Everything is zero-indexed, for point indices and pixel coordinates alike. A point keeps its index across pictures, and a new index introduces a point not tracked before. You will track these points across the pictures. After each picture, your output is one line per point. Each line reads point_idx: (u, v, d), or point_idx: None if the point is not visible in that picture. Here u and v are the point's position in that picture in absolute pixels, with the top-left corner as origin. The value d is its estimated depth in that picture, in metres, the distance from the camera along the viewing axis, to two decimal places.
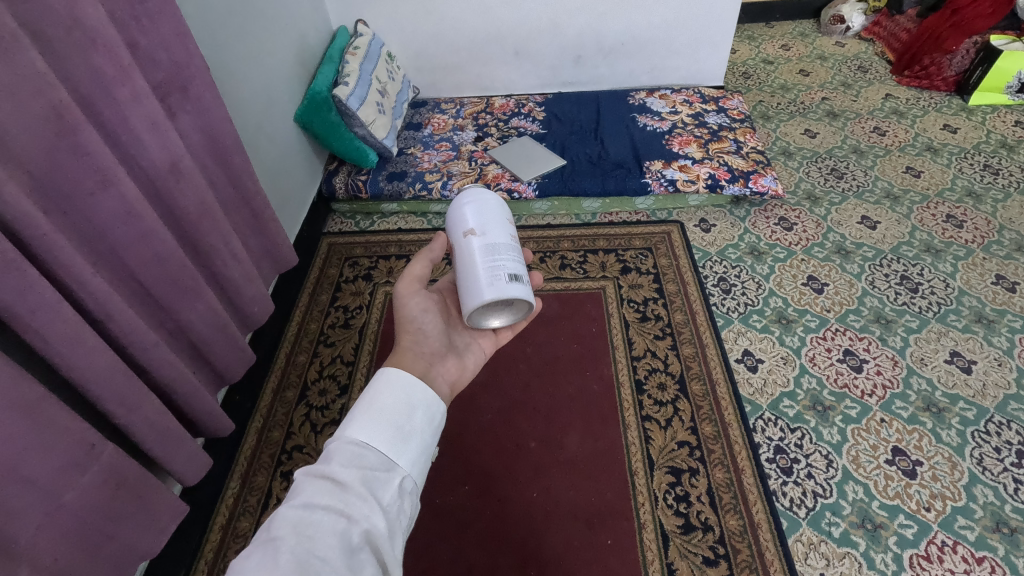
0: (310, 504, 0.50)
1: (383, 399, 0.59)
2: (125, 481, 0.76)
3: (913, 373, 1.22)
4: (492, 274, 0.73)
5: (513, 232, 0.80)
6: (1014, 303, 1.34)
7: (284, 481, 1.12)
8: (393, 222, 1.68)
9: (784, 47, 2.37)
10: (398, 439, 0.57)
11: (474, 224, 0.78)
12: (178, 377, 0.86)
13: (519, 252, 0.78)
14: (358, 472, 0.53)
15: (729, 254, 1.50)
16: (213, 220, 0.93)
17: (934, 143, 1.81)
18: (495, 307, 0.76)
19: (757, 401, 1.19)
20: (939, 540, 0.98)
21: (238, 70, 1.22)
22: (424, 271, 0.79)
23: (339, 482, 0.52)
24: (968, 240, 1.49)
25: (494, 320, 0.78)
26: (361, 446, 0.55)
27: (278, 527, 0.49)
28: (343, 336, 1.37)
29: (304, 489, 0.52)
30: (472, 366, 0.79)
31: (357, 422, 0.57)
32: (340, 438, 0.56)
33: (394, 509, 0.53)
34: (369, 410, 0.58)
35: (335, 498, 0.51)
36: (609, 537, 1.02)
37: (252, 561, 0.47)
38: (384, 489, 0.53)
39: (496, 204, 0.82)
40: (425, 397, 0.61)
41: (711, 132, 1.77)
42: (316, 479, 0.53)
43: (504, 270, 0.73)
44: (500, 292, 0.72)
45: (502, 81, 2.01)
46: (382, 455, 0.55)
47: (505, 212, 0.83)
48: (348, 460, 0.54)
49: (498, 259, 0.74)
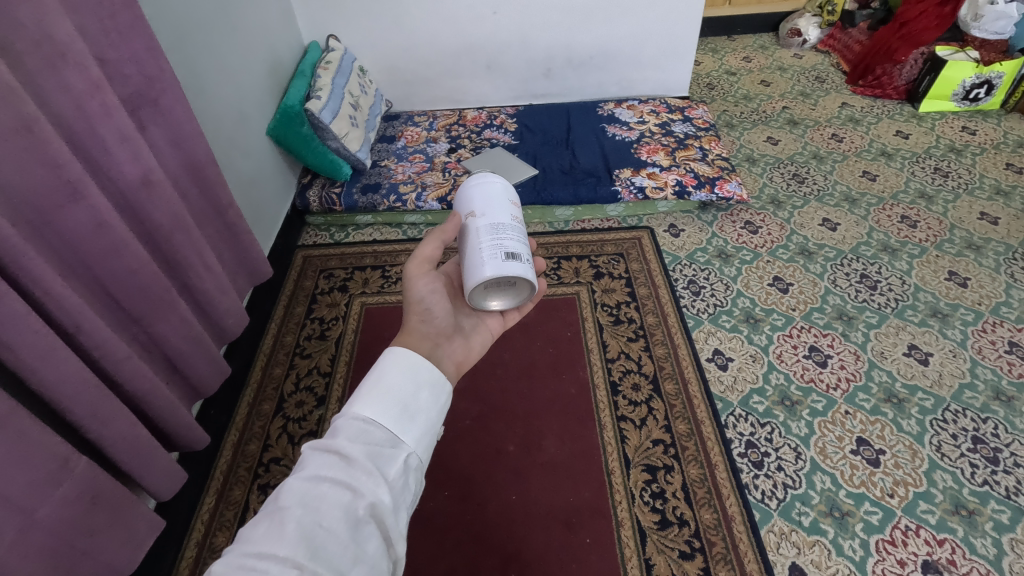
0: (316, 477, 0.51)
1: (389, 377, 0.59)
2: (100, 494, 0.75)
3: (874, 366, 1.27)
4: (494, 253, 0.74)
5: (519, 214, 0.82)
6: (966, 297, 1.40)
7: (261, 493, 1.12)
8: (368, 234, 1.69)
9: (746, 58, 2.46)
10: (404, 417, 0.57)
11: (482, 202, 0.80)
12: (153, 389, 0.86)
13: (525, 234, 0.80)
14: (365, 448, 0.54)
15: (698, 257, 1.55)
16: (185, 232, 0.93)
17: (888, 148, 1.90)
18: (495, 287, 0.78)
19: (727, 398, 1.23)
20: (902, 524, 1.02)
21: (210, 84, 1.23)
22: (437, 251, 0.78)
23: (346, 456, 0.53)
24: (922, 239, 1.56)
25: (493, 301, 0.80)
26: (368, 422, 0.56)
27: (285, 497, 0.50)
28: (319, 348, 1.37)
29: (311, 462, 0.52)
30: (475, 351, 0.80)
31: (364, 399, 0.57)
32: (346, 415, 0.57)
33: (399, 485, 0.54)
34: (375, 387, 0.58)
35: (341, 472, 0.52)
36: (589, 536, 1.03)
37: (260, 530, 0.48)
38: (389, 464, 0.54)
39: (506, 188, 0.84)
40: (431, 377, 0.62)
41: (677, 140, 1.82)
42: (323, 452, 0.53)
43: (507, 248, 0.75)
44: (501, 269, 0.74)
45: (474, 95, 2.05)
46: (388, 432, 0.56)
47: (513, 196, 0.85)
48: (355, 436, 0.55)
49: (503, 238, 0.76)
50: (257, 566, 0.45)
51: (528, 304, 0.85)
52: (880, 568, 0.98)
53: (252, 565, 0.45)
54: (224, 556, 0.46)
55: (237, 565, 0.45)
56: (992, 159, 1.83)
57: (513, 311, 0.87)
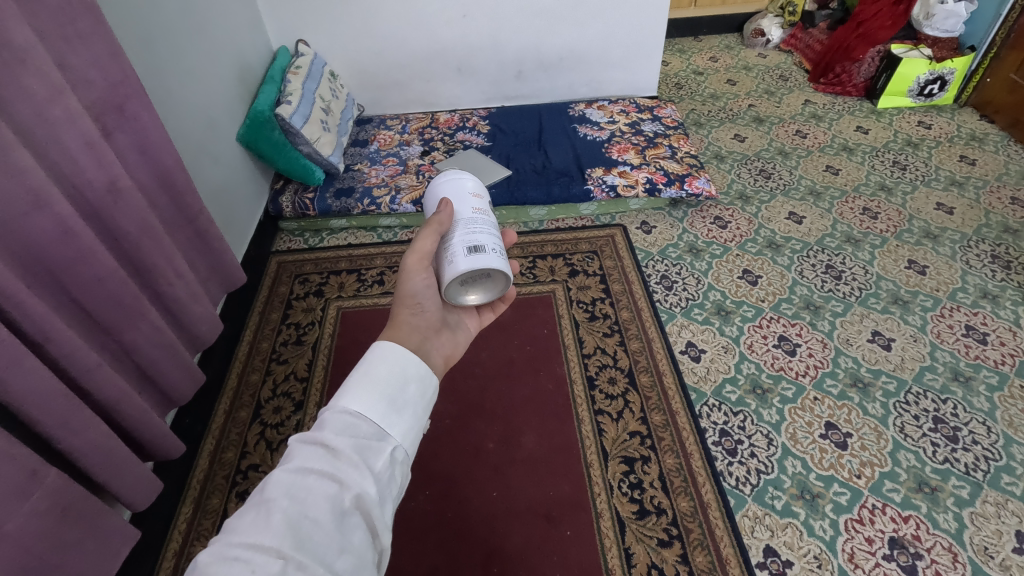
0: (303, 469, 0.51)
1: (376, 371, 0.60)
2: (71, 506, 0.74)
3: (841, 353, 1.31)
4: (461, 249, 0.76)
5: (484, 204, 0.83)
6: (925, 284, 1.46)
7: (240, 501, 1.11)
8: (343, 238, 1.68)
9: (712, 58, 2.52)
10: (390, 410, 0.58)
11: (442, 201, 0.81)
12: (125, 398, 0.85)
13: (492, 223, 0.81)
14: (352, 441, 0.54)
15: (670, 253, 1.58)
16: (154, 240, 0.93)
17: (849, 143, 1.96)
18: (471, 281, 0.79)
19: (701, 388, 1.26)
20: (869, 503, 1.06)
21: (177, 90, 1.22)
22: (434, 247, 0.77)
23: (332, 448, 0.53)
24: (883, 230, 1.62)
25: (472, 295, 0.81)
26: (355, 416, 0.56)
27: (271, 489, 0.50)
28: (296, 353, 1.37)
29: (297, 455, 0.53)
30: (460, 347, 0.80)
31: (352, 393, 0.58)
32: (334, 408, 0.57)
33: (385, 477, 0.54)
34: (362, 380, 0.59)
35: (327, 464, 0.52)
36: (569, 529, 1.05)
37: (246, 521, 0.48)
38: (375, 457, 0.55)
39: (467, 180, 0.85)
40: (418, 372, 0.62)
41: (647, 139, 1.86)
42: (308, 445, 0.54)
43: (474, 241, 0.76)
44: (470, 264, 0.74)
45: (446, 98, 2.05)
46: (375, 425, 0.57)
47: (477, 186, 0.85)
48: (342, 429, 0.55)
49: (468, 232, 0.77)
50: (241, 557, 0.45)
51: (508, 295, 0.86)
52: (849, 546, 1.01)
53: (236, 555, 0.45)
54: (209, 547, 0.46)
55: (223, 556, 0.45)
56: (947, 152, 1.90)
57: (492, 310, 0.89)
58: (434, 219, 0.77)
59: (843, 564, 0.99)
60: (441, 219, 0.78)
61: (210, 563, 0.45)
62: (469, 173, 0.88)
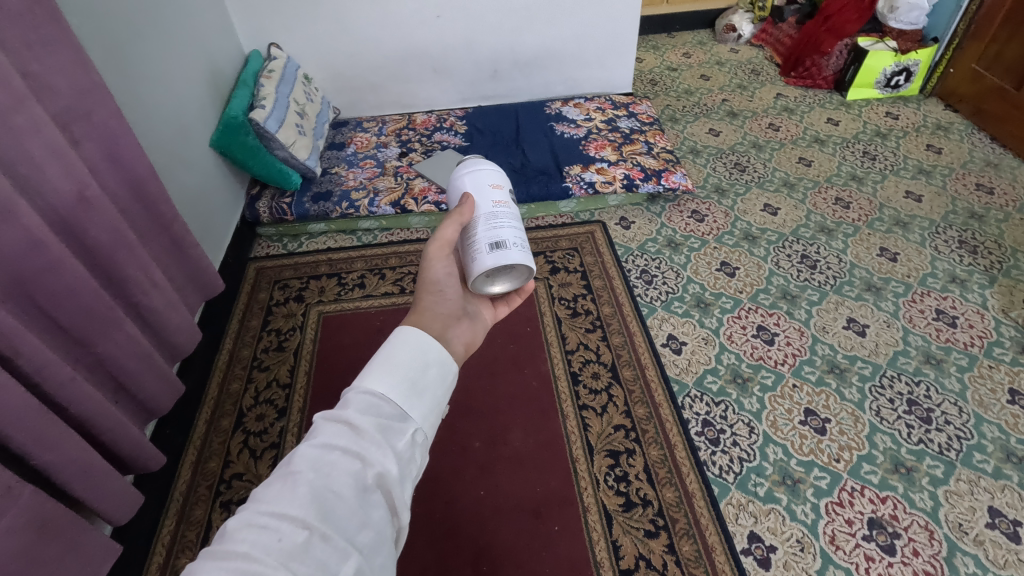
0: (328, 445, 0.52)
1: (399, 355, 0.60)
2: (50, 521, 0.73)
3: (817, 340, 1.34)
4: (485, 245, 0.77)
5: (506, 196, 0.83)
6: (896, 270, 1.50)
7: (225, 510, 1.09)
8: (322, 242, 1.67)
9: (686, 54, 2.55)
10: (412, 394, 0.58)
11: (463, 196, 0.82)
12: (102, 411, 0.83)
13: (514, 216, 0.82)
14: (374, 420, 0.55)
15: (649, 247, 1.60)
16: (128, 248, 0.92)
17: (821, 135, 2.00)
18: (496, 274, 0.81)
19: (683, 379, 1.27)
20: (849, 486, 1.09)
21: (147, 96, 1.20)
22: (457, 235, 0.79)
23: (355, 427, 0.54)
24: (855, 219, 1.66)
25: (497, 286, 0.82)
26: (378, 397, 0.57)
27: (298, 462, 0.51)
28: (277, 359, 1.35)
29: (322, 431, 0.53)
30: (479, 335, 0.79)
31: (374, 374, 0.58)
32: (357, 388, 0.57)
33: (406, 457, 0.55)
34: (385, 363, 0.59)
35: (351, 442, 0.53)
36: (556, 524, 1.05)
37: (273, 491, 0.49)
38: (397, 437, 0.55)
39: (489, 172, 0.86)
40: (439, 356, 0.62)
41: (623, 136, 1.87)
42: (333, 422, 0.54)
43: (496, 237, 0.78)
44: (494, 260, 0.76)
45: (423, 99, 2.05)
46: (396, 407, 0.57)
47: (496, 179, 0.85)
48: (365, 409, 0.56)
49: (491, 227, 0.78)
50: (269, 525, 0.46)
51: (529, 287, 0.87)
52: (830, 529, 1.03)
53: (264, 522, 0.46)
54: (238, 513, 0.48)
55: (251, 522, 0.46)
56: (914, 142, 1.95)
57: (504, 305, 0.88)
58: (457, 213, 0.79)
59: (824, 547, 1.01)
60: (464, 213, 0.79)
61: (239, 528, 0.46)
62: (491, 163, 0.88)
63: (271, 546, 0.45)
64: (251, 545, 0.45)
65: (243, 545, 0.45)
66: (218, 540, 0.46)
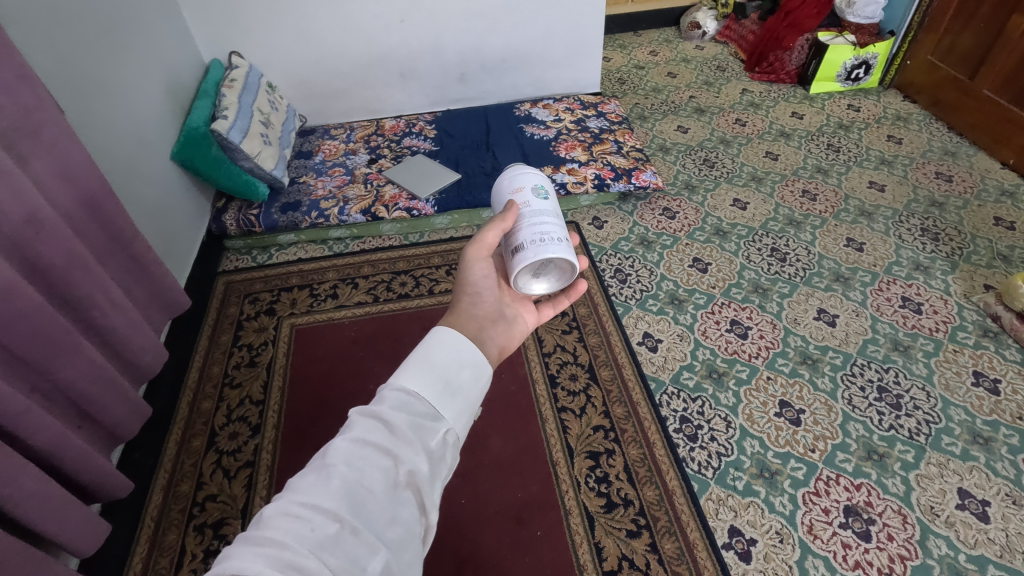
0: (361, 440, 0.52)
1: (435, 355, 0.60)
2: (7, 560, 0.69)
3: (790, 333, 1.36)
4: (528, 241, 0.76)
5: (527, 194, 0.82)
6: (863, 260, 1.53)
7: (198, 534, 1.06)
8: (292, 253, 1.64)
9: (652, 52, 2.57)
10: (445, 393, 0.58)
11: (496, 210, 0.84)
12: (61, 441, 0.80)
13: (554, 212, 0.82)
14: (408, 418, 0.55)
15: (622, 246, 1.61)
16: (85, 269, 0.89)
17: (786, 129, 2.04)
18: (538, 270, 0.79)
19: (660, 377, 1.28)
20: (824, 475, 1.10)
21: (101, 111, 1.17)
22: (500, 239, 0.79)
23: (389, 423, 0.54)
24: (822, 211, 1.69)
25: (542, 284, 0.81)
26: (411, 395, 0.57)
27: (332, 455, 0.51)
28: (250, 375, 1.32)
29: (357, 425, 0.53)
30: (516, 339, 0.79)
31: (408, 371, 0.58)
32: (391, 386, 0.57)
33: (438, 455, 0.55)
34: (421, 362, 0.59)
35: (384, 438, 0.52)
36: (539, 529, 1.05)
37: (307, 482, 0.49)
38: (429, 436, 0.55)
39: (524, 174, 0.86)
40: (473, 357, 0.62)
41: (593, 135, 1.88)
42: (367, 418, 0.54)
43: (520, 239, 0.77)
44: (537, 253, 0.75)
45: (391, 104, 2.03)
46: (430, 405, 0.57)
47: (519, 180, 0.85)
48: (398, 406, 0.56)
49: (532, 223, 0.78)
50: (302, 515, 0.46)
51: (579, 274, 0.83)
52: (808, 519, 1.05)
53: (297, 512, 0.46)
54: (274, 501, 0.48)
55: (286, 511, 0.47)
56: (876, 133, 1.99)
57: (546, 308, 0.88)
58: (501, 217, 0.78)
59: (803, 537, 1.03)
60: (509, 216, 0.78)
61: (274, 516, 0.46)
62: (524, 167, 0.88)
63: (303, 535, 0.45)
64: (284, 533, 0.45)
65: (276, 533, 0.45)
66: (254, 527, 0.47)
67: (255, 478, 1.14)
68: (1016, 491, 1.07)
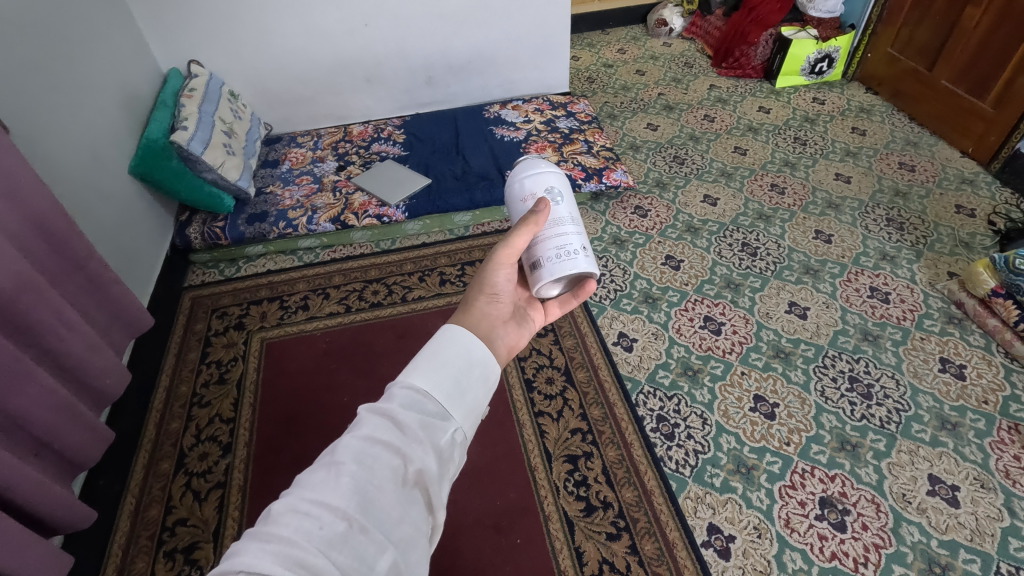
0: (370, 438, 0.51)
1: (446, 352, 0.58)
2: None
3: (762, 327, 1.37)
4: (549, 255, 0.78)
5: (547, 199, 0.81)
6: (832, 252, 1.55)
7: (169, 561, 1.03)
8: (261, 264, 1.60)
9: (620, 50, 2.58)
10: (455, 391, 0.57)
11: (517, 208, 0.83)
12: (15, 474, 0.77)
13: (572, 214, 0.82)
14: (417, 417, 0.53)
15: (595, 246, 1.60)
16: (35, 292, 0.85)
17: (753, 123, 2.06)
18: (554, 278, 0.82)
19: (635, 376, 1.28)
20: (800, 468, 1.12)
21: (51, 128, 1.13)
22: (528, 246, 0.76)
23: (398, 422, 0.53)
24: (790, 204, 1.71)
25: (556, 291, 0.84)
26: (420, 393, 0.55)
27: (341, 452, 0.49)
28: (219, 394, 1.29)
29: (366, 423, 0.52)
30: (523, 339, 0.77)
31: (418, 370, 0.57)
32: (399, 381, 0.56)
33: (448, 455, 0.54)
34: (430, 360, 0.58)
35: (394, 437, 0.51)
36: (519, 537, 1.04)
37: (317, 477, 0.48)
38: (440, 435, 0.54)
39: (541, 170, 0.84)
40: (483, 355, 0.60)
41: (563, 136, 1.88)
42: (376, 415, 0.53)
43: (543, 250, 0.78)
44: (557, 270, 0.78)
45: (359, 110, 2.00)
46: (438, 404, 0.56)
47: (539, 180, 0.83)
48: (408, 404, 0.54)
49: (553, 233, 0.79)
50: (310, 512, 0.45)
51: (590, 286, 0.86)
52: (785, 512, 1.06)
53: (307, 509, 0.45)
54: (281, 498, 0.46)
55: (296, 508, 0.45)
56: (841, 125, 2.02)
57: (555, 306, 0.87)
58: (533, 220, 0.75)
59: (780, 531, 1.03)
60: (538, 221, 0.75)
61: (283, 513, 0.45)
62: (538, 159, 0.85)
63: (312, 533, 0.44)
64: (293, 531, 0.44)
65: (286, 530, 0.44)
66: (261, 524, 0.45)
67: (227, 499, 1.12)
68: (984, 474, 1.09)
